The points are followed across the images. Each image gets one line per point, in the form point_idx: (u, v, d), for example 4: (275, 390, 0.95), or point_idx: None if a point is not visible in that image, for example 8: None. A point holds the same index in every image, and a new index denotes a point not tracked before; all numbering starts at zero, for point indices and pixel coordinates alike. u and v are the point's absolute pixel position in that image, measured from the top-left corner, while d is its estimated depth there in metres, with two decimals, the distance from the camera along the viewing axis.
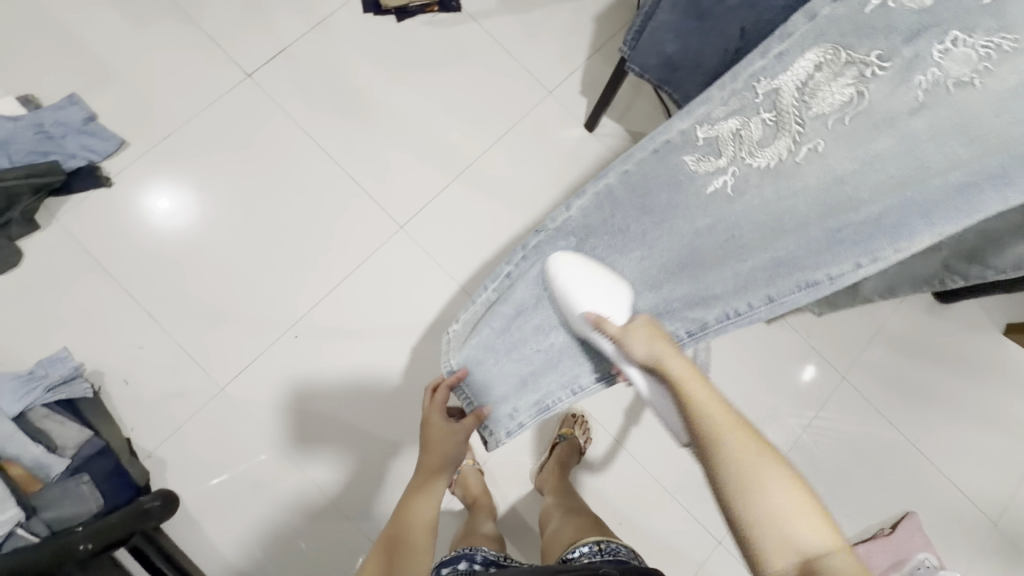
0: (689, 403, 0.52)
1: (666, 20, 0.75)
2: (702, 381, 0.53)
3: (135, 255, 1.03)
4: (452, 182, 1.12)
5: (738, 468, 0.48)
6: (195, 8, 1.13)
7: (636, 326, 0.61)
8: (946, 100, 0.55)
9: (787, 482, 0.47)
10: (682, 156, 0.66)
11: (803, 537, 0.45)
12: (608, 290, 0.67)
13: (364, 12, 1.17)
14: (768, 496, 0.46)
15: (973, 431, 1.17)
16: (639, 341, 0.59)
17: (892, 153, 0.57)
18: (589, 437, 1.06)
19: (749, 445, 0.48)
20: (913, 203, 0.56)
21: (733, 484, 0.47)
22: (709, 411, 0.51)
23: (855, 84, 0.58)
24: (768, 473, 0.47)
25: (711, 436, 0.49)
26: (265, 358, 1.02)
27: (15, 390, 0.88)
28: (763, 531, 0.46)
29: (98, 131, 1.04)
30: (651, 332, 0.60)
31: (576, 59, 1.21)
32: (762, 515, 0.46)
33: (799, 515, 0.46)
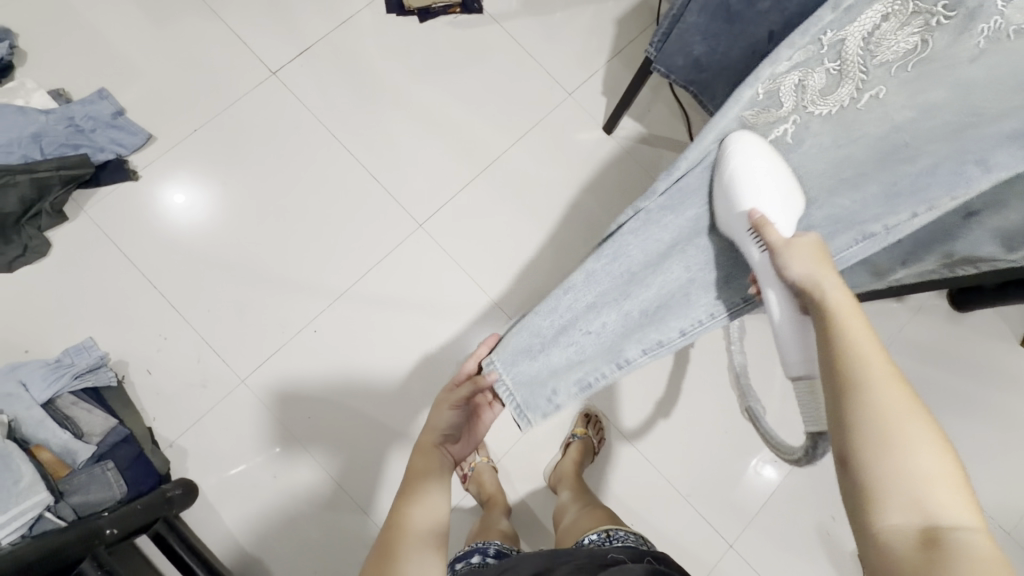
0: (835, 333, 0.44)
1: (695, 22, 0.75)
2: (861, 320, 0.45)
3: (159, 247, 1.05)
4: (471, 181, 1.14)
5: (877, 407, 0.39)
6: (222, 6, 1.15)
7: (803, 245, 0.53)
8: (1008, 46, 0.52)
9: (936, 444, 0.38)
10: (740, 111, 0.65)
11: (935, 502, 0.36)
12: (783, 195, 0.60)
13: (387, 13, 1.18)
14: (905, 445, 0.38)
15: (988, 441, 1.16)
16: (798, 261, 0.52)
17: (947, 103, 0.55)
18: (603, 437, 1.07)
19: (902, 398, 0.40)
20: (968, 151, 0.54)
21: (861, 420, 0.39)
22: (861, 346, 0.43)
23: (920, 33, 0.57)
24: (912, 430, 0.38)
25: (849, 365, 0.42)
26: (285, 352, 1.04)
27: (45, 377, 0.90)
28: (888, 483, 0.37)
29: (126, 125, 1.06)
30: (817, 255, 0.52)
31: (597, 61, 1.22)
32: (887, 461, 0.38)
33: (939, 479, 0.36)
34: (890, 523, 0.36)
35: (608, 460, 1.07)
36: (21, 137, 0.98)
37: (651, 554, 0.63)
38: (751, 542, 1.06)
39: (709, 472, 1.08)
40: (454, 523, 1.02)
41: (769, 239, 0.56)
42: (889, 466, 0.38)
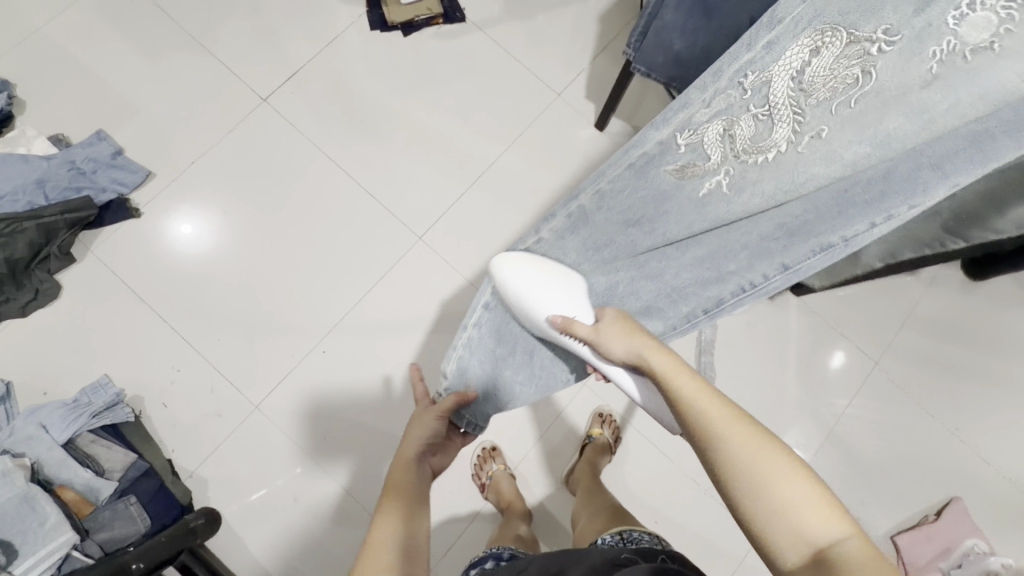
0: (676, 398, 0.48)
1: (671, 20, 0.76)
2: (683, 371, 0.49)
3: (165, 281, 1.06)
4: (467, 190, 1.14)
5: (737, 460, 0.42)
6: (210, 38, 1.17)
7: (609, 325, 0.56)
8: (965, 68, 0.45)
9: (790, 469, 0.41)
10: (661, 168, 0.61)
11: (810, 526, 0.38)
12: (562, 284, 0.62)
13: (371, 30, 1.19)
14: (771, 481, 0.40)
15: (1016, 411, 1.13)
16: (618, 337, 0.55)
17: (902, 136, 0.48)
18: (620, 437, 1.06)
19: (741, 433, 0.43)
20: (923, 154, 0.45)
21: (726, 470, 0.42)
22: (694, 400, 0.46)
23: (861, 64, 0.49)
24: (767, 461, 0.41)
25: (694, 421, 0.45)
26: (296, 375, 1.05)
27: (64, 417, 0.92)
28: (771, 522, 0.39)
29: (126, 164, 1.08)
30: (625, 326, 0.55)
31: (583, 60, 1.21)
32: (764, 507, 0.40)
33: (803, 499, 0.39)
34: (790, 563, 0.38)
35: (625, 459, 1.06)
36: (26, 184, 1.00)
37: (665, 552, 0.61)
38: None
39: None
40: (475, 533, 1.01)
41: (580, 335, 0.58)
42: (765, 510, 0.40)
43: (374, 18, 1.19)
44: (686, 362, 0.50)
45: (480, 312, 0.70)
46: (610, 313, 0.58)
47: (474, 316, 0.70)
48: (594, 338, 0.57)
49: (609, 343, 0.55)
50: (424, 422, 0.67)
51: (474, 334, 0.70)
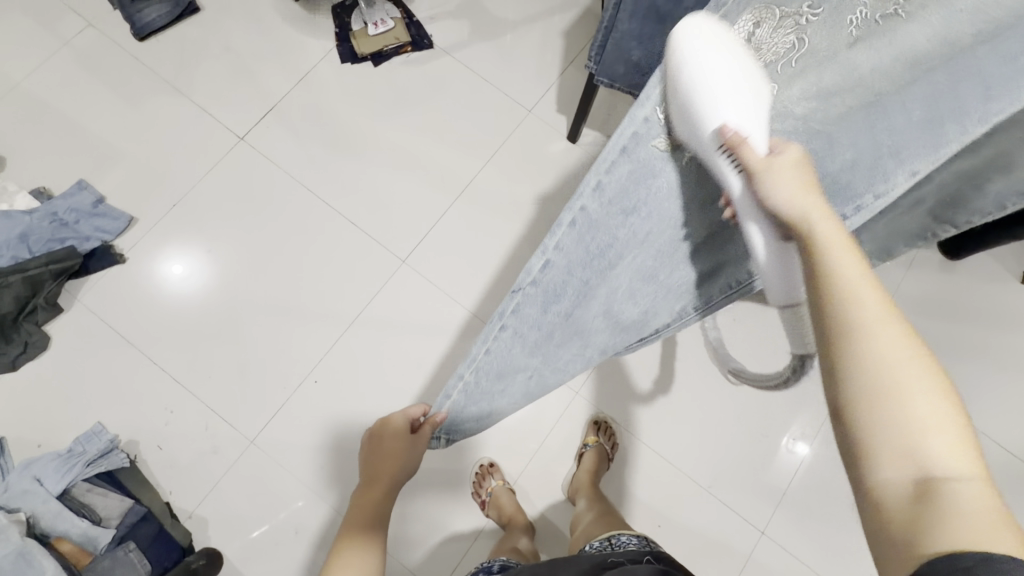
0: (822, 270, 0.39)
1: (627, 29, 0.77)
2: (843, 244, 0.40)
3: (154, 324, 1.07)
4: (448, 210, 1.15)
5: (878, 359, 0.34)
6: (185, 81, 1.19)
7: (784, 163, 0.46)
8: (883, 28, 0.45)
9: (932, 383, 0.34)
10: (650, 147, 0.51)
11: (934, 450, 0.32)
12: (751, 102, 0.48)
13: (342, 63, 1.22)
14: (899, 385, 0.33)
15: (1006, 381, 1.14)
16: (789, 183, 0.44)
17: (848, 92, 0.47)
18: (616, 443, 1.06)
19: (893, 324, 0.36)
20: (884, 143, 0.47)
21: (853, 355, 0.35)
22: (850, 280, 0.37)
23: (794, 33, 0.48)
24: (908, 365, 0.34)
25: (839, 294, 0.37)
26: (289, 407, 1.05)
27: (58, 468, 0.92)
28: (878, 429, 0.33)
29: (108, 212, 1.09)
30: (800, 171, 0.45)
31: (551, 75, 1.24)
32: (886, 415, 0.33)
33: (936, 422, 0.33)
34: (885, 477, 0.33)
35: (624, 464, 1.07)
36: (10, 240, 1.02)
37: (650, 554, 0.62)
38: (784, 527, 1.04)
39: (729, 460, 1.07)
40: (477, 551, 1.01)
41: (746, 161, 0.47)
42: (884, 419, 0.33)
43: (344, 50, 1.22)
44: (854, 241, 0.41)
45: (509, 314, 0.54)
46: (793, 152, 0.46)
47: (474, 361, 0.55)
48: (758, 174, 0.46)
49: (771, 184, 0.45)
50: (407, 444, 0.67)
51: (472, 380, 0.56)
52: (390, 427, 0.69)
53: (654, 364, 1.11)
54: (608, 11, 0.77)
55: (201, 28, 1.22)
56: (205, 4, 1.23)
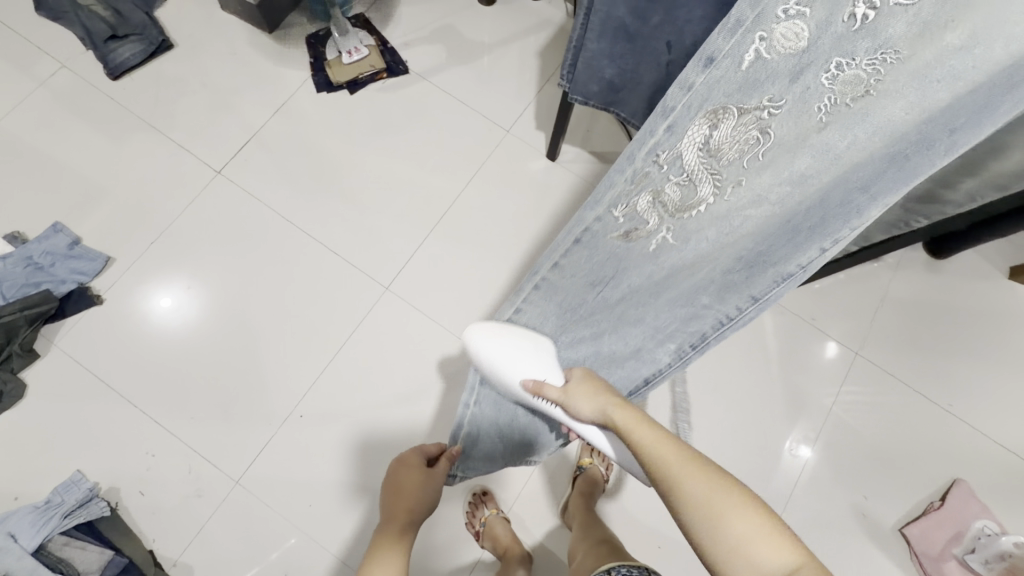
0: (638, 451, 0.50)
1: (597, 48, 0.76)
2: (646, 424, 0.52)
3: (134, 365, 1.05)
4: (429, 235, 1.14)
5: (699, 502, 0.43)
6: (159, 117, 1.18)
7: (578, 385, 0.59)
8: (852, 112, 0.43)
9: (741, 504, 0.42)
10: (609, 238, 0.58)
11: (766, 563, 0.40)
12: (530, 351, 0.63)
13: (318, 92, 1.21)
14: (719, 517, 0.42)
15: (1001, 380, 1.13)
16: (584, 399, 0.57)
17: (823, 171, 0.45)
18: (611, 464, 1.04)
19: (696, 473, 0.45)
20: (850, 178, 0.45)
21: (683, 513, 0.44)
22: (648, 449, 0.49)
23: (756, 127, 0.46)
24: (718, 498, 0.43)
25: (657, 471, 0.47)
26: (275, 444, 1.02)
27: (33, 523, 0.90)
28: (725, 561, 0.41)
29: (84, 253, 1.08)
30: (592, 386, 0.58)
31: (528, 94, 1.24)
32: (726, 547, 0.41)
33: (757, 536, 0.41)
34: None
35: (621, 483, 1.05)
36: None
37: None
38: None
39: None
40: None
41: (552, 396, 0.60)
42: (721, 549, 0.41)
43: (319, 79, 1.21)
44: (644, 412, 0.54)
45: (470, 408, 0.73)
46: (578, 373, 0.60)
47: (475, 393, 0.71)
48: (564, 400, 0.59)
49: (580, 402, 0.58)
50: (425, 475, 0.75)
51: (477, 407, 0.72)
52: (408, 458, 0.77)
53: None
54: (576, 32, 0.77)
55: (175, 64, 1.21)
56: (179, 40, 1.22)
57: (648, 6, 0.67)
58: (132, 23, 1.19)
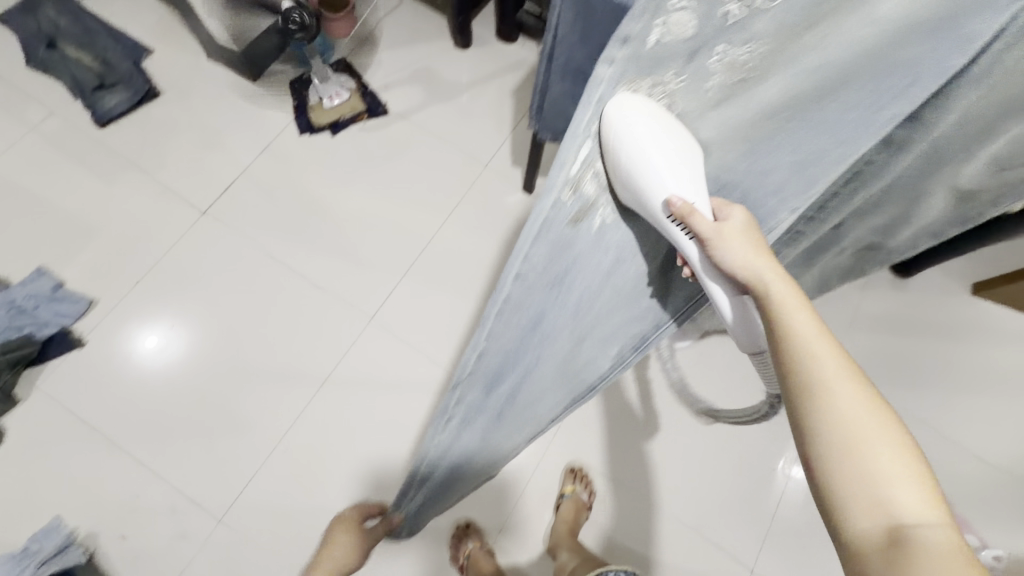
0: (789, 341, 0.43)
1: (561, 89, 0.81)
2: (812, 319, 0.43)
3: (114, 407, 1.05)
4: (411, 267, 1.17)
5: (846, 416, 0.39)
6: (144, 160, 1.21)
7: (734, 232, 0.47)
8: (744, 84, 0.43)
9: (894, 442, 0.38)
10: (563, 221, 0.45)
11: (897, 501, 0.36)
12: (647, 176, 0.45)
13: (301, 133, 1.25)
14: (863, 442, 0.38)
15: (972, 393, 1.16)
16: (741, 247, 0.47)
17: (726, 135, 0.47)
18: (593, 490, 1.05)
19: (856, 391, 0.40)
20: (759, 151, 0.48)
21: (822, 420, 0.39)
22: (809, 345, 0.42)
23: (665, 97, 0.43)
24: (869, 425, 0.39)
25: (802, 371, 0.41)
26: (258, 482, 1.02)
27: (9, 572, 0.89)
28: (851, 484, 0.37)
29: (68, 296, 1.09)
30: (751, 239, 0.47)
31: (505, 129, 1.29)
32: (852, 467, 0.38)
33: (899, 478, 0.37)
34: (859, 527, 0.36)
35: (605, 509, 1.05)
36: None
37: None
38: (770, 560, 1.03)
39: (708, 496, 1.06)
40: None
41: (699, 228, 0.47)
42: (849, 471, 0.38)
43: (302, 121, 1.26)
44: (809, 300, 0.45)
45: (519, 262, 0.46)
46: (739, 214, 0.48)
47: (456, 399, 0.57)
48: (711, 241, 0.47)
49: (727, 250, 0.47)
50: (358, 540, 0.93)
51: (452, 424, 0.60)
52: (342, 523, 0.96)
53: (630, 405, 1.10)
54: (540, 77, 0.80)
55: (161, 110, 1.25)
56: (165, 87, 1.26)
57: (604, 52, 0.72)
58: (120, 72, 1.24)
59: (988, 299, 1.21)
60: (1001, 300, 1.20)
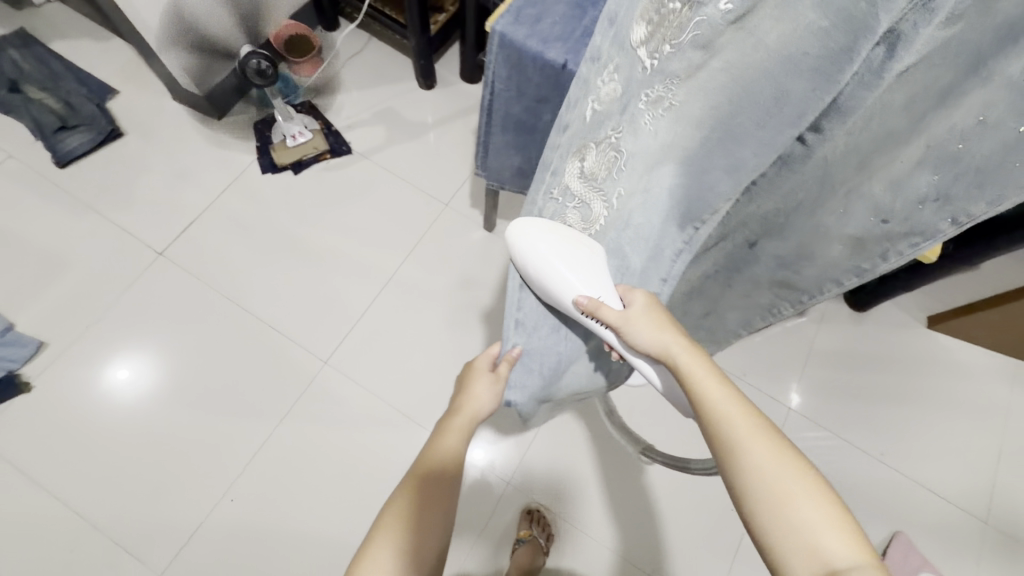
0: (702, 408, 0.47)
1: (503, 139, 0.83)
2: (719, 383, 0.48)
3: (59, 453, 1.02)
4: (370, 307, 1.17)
5: (767, 478, 0.42)
6: (102, 201, 1.21)
7: (641, 312, 0.52)
8: (676, 110, 0.44)
9: (812, 488, 0.41)
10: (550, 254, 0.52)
11: (830, 548, 0.38)
12: (570, 249, 0.50)
13: (262, 173, 1.26)
14: (786, 494, 0.41)
15: (929, 427, 1.17)
16: (647, 327, 0.51)
17: (670, 158, 0.47)
18: (551, 534, 1.03)
19: (769, 447, 0.43)
20: (707, 161, 0.47)
21: (747, 483, 0.42)
22: (725, 417, 0.46)
23: (609, 145, 0.47)
24: (787, 477, 0.42)
25: (721, 438, 0.45)
26: (204, 532, 1.00)
27: None
28: (785, 539, 0.40)
29: (15, 339, 1.07)
30: (655, 315, 0.52)
31: (467, 168, 1.31)
32: (784, 525, 0.40)
33: (827, 524, 0.39)
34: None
35: (562, 554, 1.04)
36: None
37: None
38: None
39: (667, 537, 1.05)
40: None
41: (608, 318, 0.51)
42: (784, 528, 0.40)
43: (265, 161, 1.27)
44: (714, 363, 0.50)
45: (515, 311, 0.55)
46: (641, 297, 0.53)
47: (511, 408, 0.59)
48: (624, 326, 0.51)
49: (642, 331, 0.51)
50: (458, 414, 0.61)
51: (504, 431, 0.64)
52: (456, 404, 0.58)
53: (588, 444, 1.10)
54: (482, 128, 0.83)
55: (123, 152, 1.26)
56: (128, 129, 1.27)
57: (539, 106, 0.74)
58: (83, 114, 1.25)
59: (943, 332, 1.23)
60: (954, 334, 1.22)
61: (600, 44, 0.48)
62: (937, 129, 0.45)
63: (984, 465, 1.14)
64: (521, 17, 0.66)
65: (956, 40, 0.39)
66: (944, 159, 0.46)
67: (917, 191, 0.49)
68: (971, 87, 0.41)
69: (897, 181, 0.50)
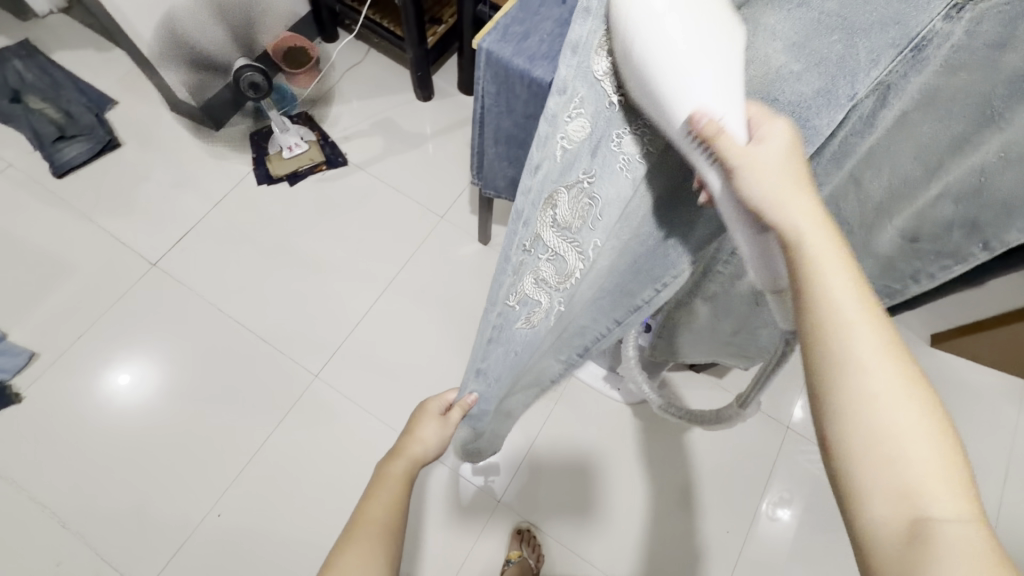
0: (816, 283, 0.30)
1: (495, 152, 0.82)
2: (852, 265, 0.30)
3: (46, 465, 1.02)
4: (362, 319, 1.16)
5: (874, 395, 0.28)
6: (98, 211, 1.21)
7: (769, 146, 0.32)
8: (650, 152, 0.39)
9: (928, 423, 0.28)
10: (516, 325, 0.49)
11: (925, 495, 0.27)
12: (691, 55, 0.30)
13: (258, 184, 1.27)
14: (889, 421, 0.28)
15: None
16: (769, 168, 0.32)
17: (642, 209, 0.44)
18: (541, 555, 1.01)
19: (890, 362, 0.28)
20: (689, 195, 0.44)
21: (840, 394, 0.29)
22: (848, 308, 0.29)
23: (582, 196, 0.41)
24: (900, 406, 0.28)
25: (834, 328, 0.29)
26: (189, 547, 0.99)
27: None
28: (870, 471, 0.28)
29: (7, 349, 1.07)
30: (791, 154, 0.33)
31: (463, 179, 1.30)
32: (872, 457, 0.28)
33: (931, 468, 0.27)
34: (870, 522, 0.27)
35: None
36: None
37: None
38: None
39: (660, 559, 1.03)
40: None
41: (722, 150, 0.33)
42: (876, 462, 0.27)
43: (260, 172, 1.27)
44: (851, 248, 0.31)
45: (477, 363, 0.56)
46: (782, 129, 0.33)
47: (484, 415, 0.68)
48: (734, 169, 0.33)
49: (762, 182, 0.32)
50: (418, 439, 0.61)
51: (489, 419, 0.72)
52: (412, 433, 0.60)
53: (581, 461, 1.08)
54: (475, 140, 0.82)
55: (120, 162, 1.26)
56: (125, 139, 1.28)
57: (528, 122, 0.73)
58: (82, 124, 1.26)
59: (948, 351, 1.20)
60: (960, 353, 1.19)
61: (562, 74, 0.36)
62: (958, 171, 0.40)
63: (990, 489, 1.11)
64: (508, 35, 0.66)
65: (963, 88, 0.35)
66: (964, 196, 0.41)
67: (940, 224, 0.46)
68: (986, 134, 0.36)
69: (921, 216, 0.46)
